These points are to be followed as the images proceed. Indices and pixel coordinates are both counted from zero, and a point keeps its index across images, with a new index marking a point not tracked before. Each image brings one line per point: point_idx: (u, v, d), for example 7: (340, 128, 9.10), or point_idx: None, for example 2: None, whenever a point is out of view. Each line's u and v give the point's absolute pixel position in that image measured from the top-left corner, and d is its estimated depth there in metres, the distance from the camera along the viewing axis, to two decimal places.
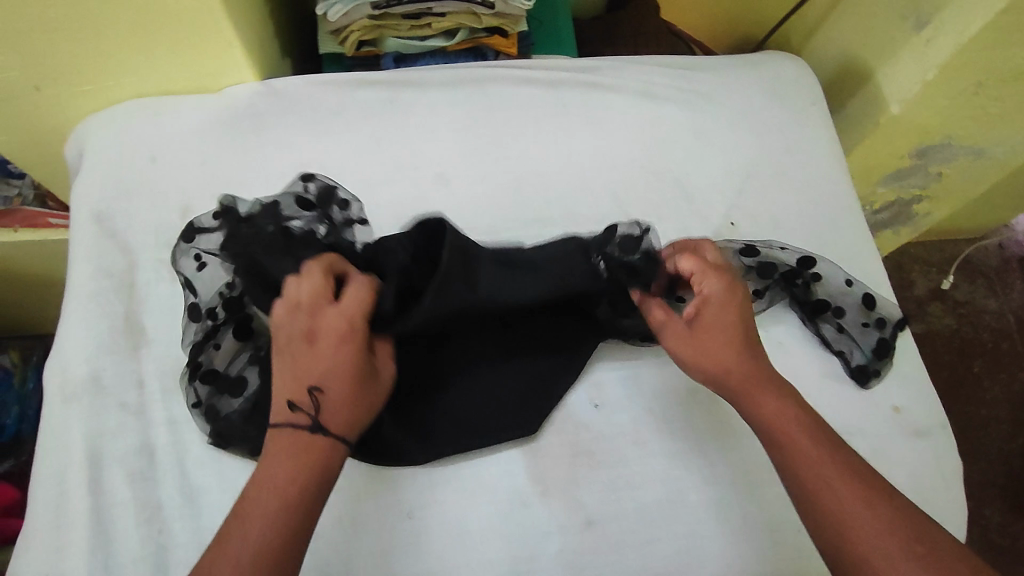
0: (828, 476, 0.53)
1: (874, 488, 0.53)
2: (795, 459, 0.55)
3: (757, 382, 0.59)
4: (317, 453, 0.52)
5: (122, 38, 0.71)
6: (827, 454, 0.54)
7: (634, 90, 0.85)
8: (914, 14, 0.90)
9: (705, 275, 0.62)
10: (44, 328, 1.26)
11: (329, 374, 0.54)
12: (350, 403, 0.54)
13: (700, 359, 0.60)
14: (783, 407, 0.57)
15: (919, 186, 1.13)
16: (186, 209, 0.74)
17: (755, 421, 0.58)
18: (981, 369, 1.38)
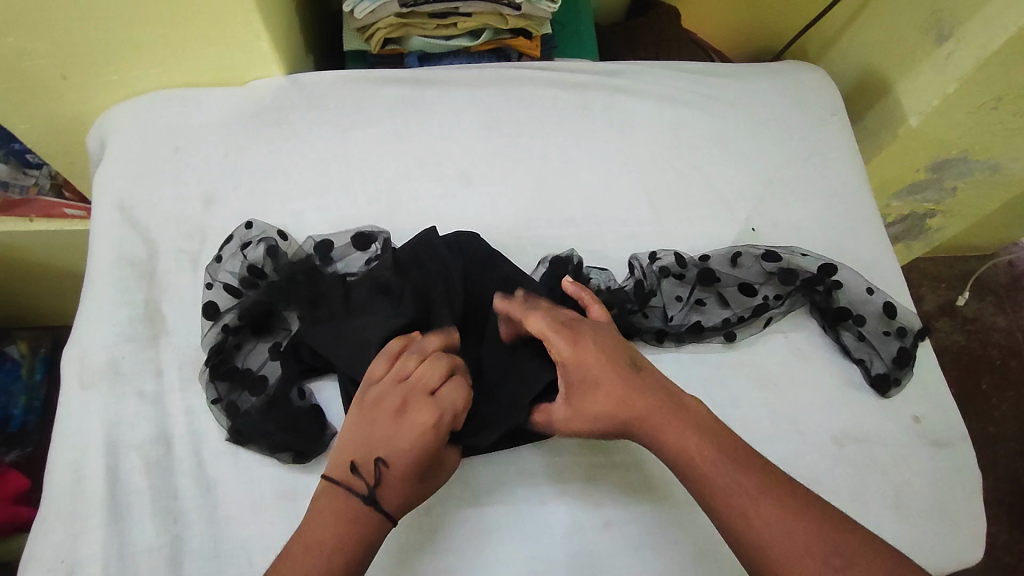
0: (738, 493, 0.52)
1: (787, 502, 0.52)
2: (707, 483, 0.53)
3: (660, 417, 0.56)
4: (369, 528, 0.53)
5: (152, 28, 0.71)
6: (739, 479, 0.53)
7: (656, 95, 0.86)
8: (935, 28, 0.90)
9: (552, 343, 0.58)
10: (49, 319, 1.25)
11: (400, 457, 0.53)
12: (414, 485, 0.54)
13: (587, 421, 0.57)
14: (687, 433, 0.55)
15: (934, 200, 1.13)
16: (209, 199, 0.74)
17: (663, 453, 0.56)
18: (989, 387, 1.37)
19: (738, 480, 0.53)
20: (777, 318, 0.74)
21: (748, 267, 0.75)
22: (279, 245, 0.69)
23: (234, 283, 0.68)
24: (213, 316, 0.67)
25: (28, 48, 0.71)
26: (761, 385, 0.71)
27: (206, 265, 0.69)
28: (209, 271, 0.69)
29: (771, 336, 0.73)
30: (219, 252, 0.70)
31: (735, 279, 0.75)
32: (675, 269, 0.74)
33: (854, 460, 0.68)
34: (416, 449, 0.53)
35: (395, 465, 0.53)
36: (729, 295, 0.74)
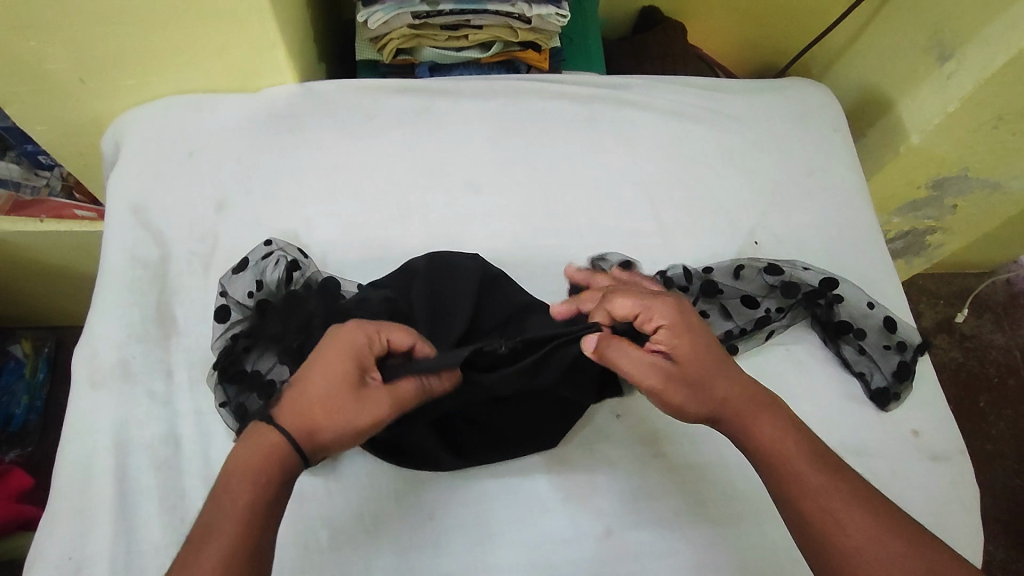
0: (831, 502, 0.51)
1: (880, 509, 0.51)
2: (797, 488, 0.52)
3: (751, 408, 0.57)
4: (273, 456, 0.50)
5: (170, 35, 0.73)
6: (824, 479, 0.52)
7: (663, 109, 0.87)
8: (937, 48, 0.92)
9: (652, 307, 0.58)
10: (41, 321, 1.24)
11: (304, 370, 0.53)
12: (316, 405, 0.52)
13: (691, 393, 0.57)
14: (778, 432, 0.55)
15: (934, 217, 1.14)
16: (221, 203, 0.75)
17: (752, 446, 0.56)
18: (987, 404, 1.38)
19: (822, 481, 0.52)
20: (778, 331, 0.75)
21: (751, 280, 0.76)
22: (300, 262, 0.71)
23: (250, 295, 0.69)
24: (225, 319, 0.68)
25: (49, 53, 0.72)
26: None
27: (224, 276, 0.71)
28: (224, 281, 0.70)
29: (772, 347, 0.75)
30: (239, 264, 0.71)
31: (739, 292, 0.76)
32: (680, 283, 0.75)
33: None
34: (318, 365, 0.53)
35: (297, 381, 0.53)
36: (733, 308, 0.75)
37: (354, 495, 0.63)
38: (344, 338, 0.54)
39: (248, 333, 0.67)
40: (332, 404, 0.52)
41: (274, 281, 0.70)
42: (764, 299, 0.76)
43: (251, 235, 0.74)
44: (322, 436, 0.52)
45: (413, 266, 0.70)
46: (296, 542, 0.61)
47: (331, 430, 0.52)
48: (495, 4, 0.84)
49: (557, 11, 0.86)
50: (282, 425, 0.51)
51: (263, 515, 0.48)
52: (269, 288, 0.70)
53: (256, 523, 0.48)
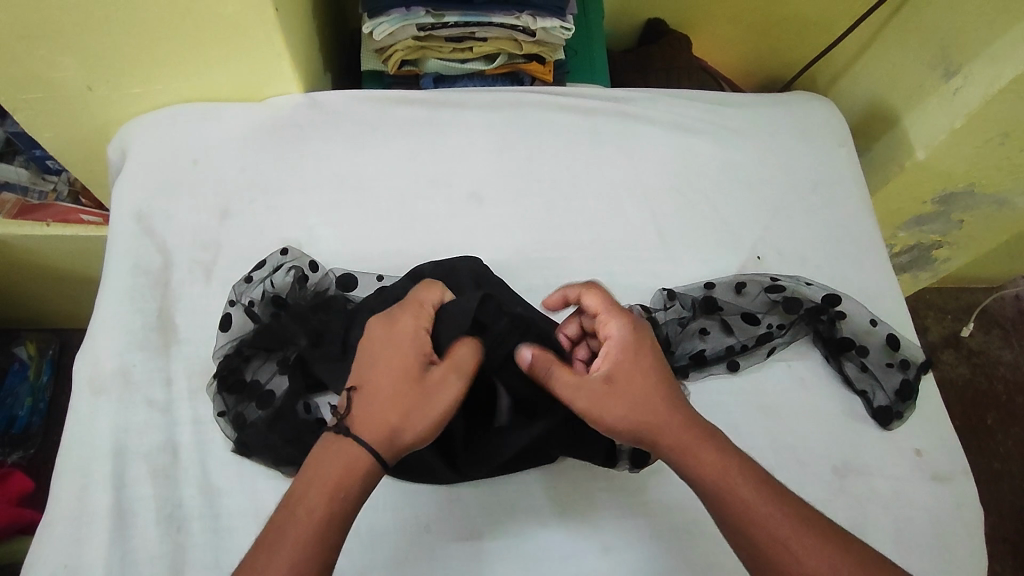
0: (780, 536, 0.50)
1: (827, 536, 0.50)
2: (744, 523, 0.51)
3: (694, 434, 0.54)
4: (357, 467, 0.50)
5: (177, 44, 0.74)
6: (773, 509, 0.51)
7: (666, 122, 0.87)
8: (943, 64, 0.92)
9: (608, 318, 0.59)
10: (41, 323, 1.24)
11: (368, 371, 0.53)
12: (388, 406, 0.51)
13: (631, 415, 0.55)
14: (717, 462, 0.53)
15: (940, 232, 1.14)
16: (224, 212, 0.76)
17: (693, 478, 0.53)
18: (993, 422, 1.36)
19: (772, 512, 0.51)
20: (779, 347, 0.74)
21: (752, 295, 0.76)
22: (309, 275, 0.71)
23: (253, 304, 0.69)
24: (226, 328, 0.68)
25: (57, 61, 0.73)
26: (762, 414, 0.71)
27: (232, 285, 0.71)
28: (236, 289, 0.70)
29: (775, 363, 0.74)
30: (250, 273, 0.71)
31: (738, 308, 0.75)
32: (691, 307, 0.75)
33: (855, 491, 0.69)
34: (379, 362, 0.54)
35: (364, 379, 0.53)
36: (735, 325, 0.75)
37: None
38: (399, 332, 0.55)
39: (251, 343, 0.68)
40: (408, 402, 0.52)
41: (277, 290, 0.70)
42: (767, 314, 0.75)
43: (253, 243, 0.75)
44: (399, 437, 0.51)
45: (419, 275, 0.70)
46: None
47: (411, 430, 0.52)
48: (500, 17, 0.85)
49: (562, 24, 0.86)
50: (356, 436, 0.50)
51: (335, 529, 0.48)
52: (274, 297, 0.69)
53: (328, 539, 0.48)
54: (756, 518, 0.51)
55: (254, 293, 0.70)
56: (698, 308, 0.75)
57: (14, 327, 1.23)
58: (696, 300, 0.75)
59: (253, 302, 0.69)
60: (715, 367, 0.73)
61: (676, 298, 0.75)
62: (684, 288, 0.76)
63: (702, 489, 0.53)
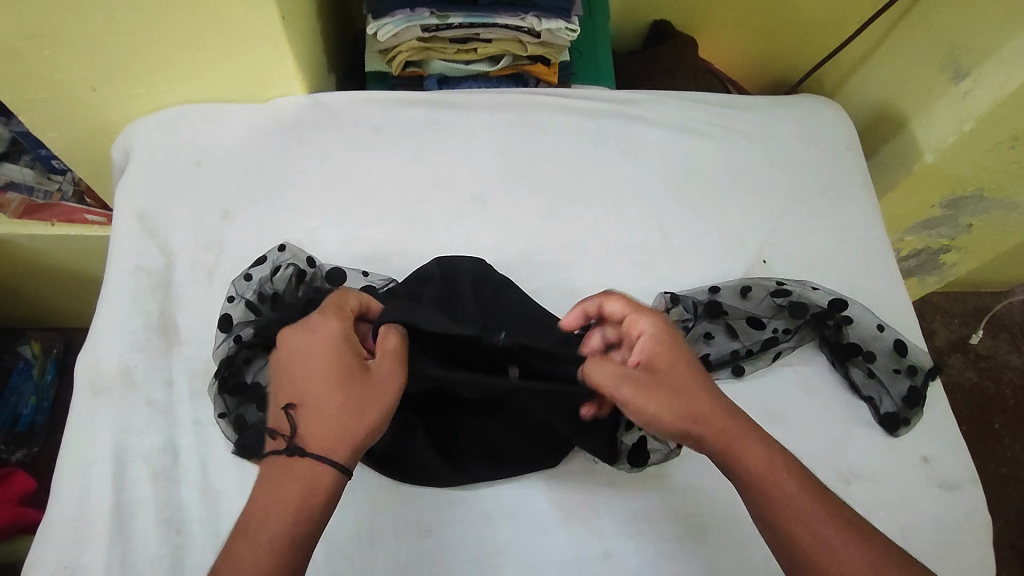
0: (825, 536, 0.49)
1: (875, 543, 0.49)
2: (788, 519, 0.50)
3: (737, 430, 0.54)
4: (312, 480, 0.48)
5: (180, 45, 0.73)
6: (819, 509, 0.50)
7: (671, 125, 0.87)
8: (952, 67, 0.91)
9: (637, 316, 0.59)
10: (45, 322, 1.24)
11: (303, 384, 0.52)
12: (330, 413, 0.50)
13: (673, 407, 0.54)
14: (765, 457, 0.52)
15: (948, 236, 1.12)
16: (226, 213, 0.76)
17: (738, 471, 0.53)
18: (1001, 427, 1.35)
19: (814, 513, 0.50)
20: (783, 352, 0.74)
21: (758, 299, 0.75)
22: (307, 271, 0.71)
23: (252, 301, 0.68)
24: (227, 328, 0.68)
25: (61, 61, 0.73)
26: (767, 419, 0.70)
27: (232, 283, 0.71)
28: (236, 287, 0.70)
29: (780, 368, 0.73)
30: (249, 270, 0.71)
31: (744, 312, 0.75)
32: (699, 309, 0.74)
33: (861, 498, 0.68)
34: (315, 373, 0.52)
35: (303, 392, 0.51)
36: (741, 330, 0.74)
37: (351, 510, 0.62)
38: (322, 339, 0.54)
39: (250, 340, 0.67)
40: (347, 403, 0.51)
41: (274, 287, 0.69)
42: (772, 318, 0.75)
43: (256, 244, 0.74)
44: (349, 438, 0.50)
45: (420, 273, 0.69)
46: None
47: (364, 431, 0.51)
48: (505, 18, 0.85)
49: (567, 26, 0.86)
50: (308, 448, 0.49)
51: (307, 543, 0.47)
52: (273, 294, 0.69)
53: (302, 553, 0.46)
54: (799, 517, 0.50)
55: (250, 292, 0.69)
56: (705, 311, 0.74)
57: (19, 326, 1.24)
58: (703, 303, 0.74)
59: (251, 301, 0.68)
60: (719, 372, 0.72)
61: (683, 301, 0.74)
62: (690, 291, 0.76)
63: (745, 483, 0.52)
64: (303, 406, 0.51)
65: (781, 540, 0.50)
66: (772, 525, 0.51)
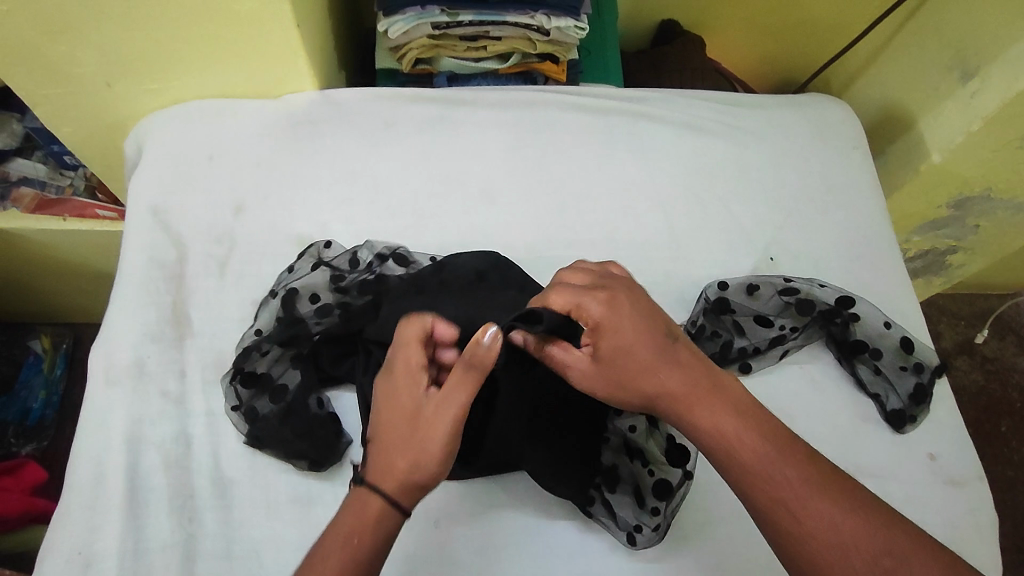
0: (786, 489, 0.50)
1: (840, 494, 0.50)
2: (751, 476, 0.51)
3: (693, 398, 0.54)
4: (369, 515, 0.50)
5: (193, 41, 0.74)
6: (778, 463, 0.51)
7: (679, 122, 0.87)
8: (960, 67, 0.91)
9: (584, 302, 0.56)
10: (56, 317, 1.25)
11: (377, 424, 0.54)
12: (394, 451, 0.52)
13: (623, 393, 0.56)
14: (724, 416, 0.53)
15: (955, 237, 1.13)
16: (238, 207, 0.76)
17: (697, 433, 0.54)
18: (1008, 429, 1.35)
19: (774, 474, 0.50)
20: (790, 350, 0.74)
21: (767, 297, 0.76)
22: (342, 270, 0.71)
23: (287, 299, 0.68)
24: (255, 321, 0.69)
25: (77, 57, 0.74)
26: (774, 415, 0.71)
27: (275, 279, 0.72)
28: (279, 281, 0.70)
29: (787, 365, 0.74)
30: (292, 264, 0.71)
31: (752, 310, 0.75)
32: (712, 307, 0.74)
33: None
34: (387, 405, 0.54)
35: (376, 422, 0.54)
36: (749, 328, 0.74)
37: None
38: (398, 378, 0.55)
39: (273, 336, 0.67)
40: (411, 444, 0.51)
41: (307, 285, 0.69)
42: (778, 316, 0.75)
43: (267, 238, 0.75)
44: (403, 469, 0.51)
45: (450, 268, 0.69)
46: (303, 547, 0.61)
47: (421, 470, 0.51)
48: (514, 16, 0.85)
49: (576, 24, 0.86)
50: (370, 486, 0.51)
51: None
52: (307, 293, 0.69)
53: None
54: (758, 474, 0.51)
55: (283, 288, 0.69)
56: (719, 310, 0.74)
57: (30, 322, 1.25)
58: (717, 301, 0.75)
59: (284, 297, 0.69)
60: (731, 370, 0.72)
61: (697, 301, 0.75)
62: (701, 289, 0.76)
63: (705, 443, 0.53)
64: (373, 443, 0.53)
65: (746, 497, 0.51)
66: (734, 485, 0.52)
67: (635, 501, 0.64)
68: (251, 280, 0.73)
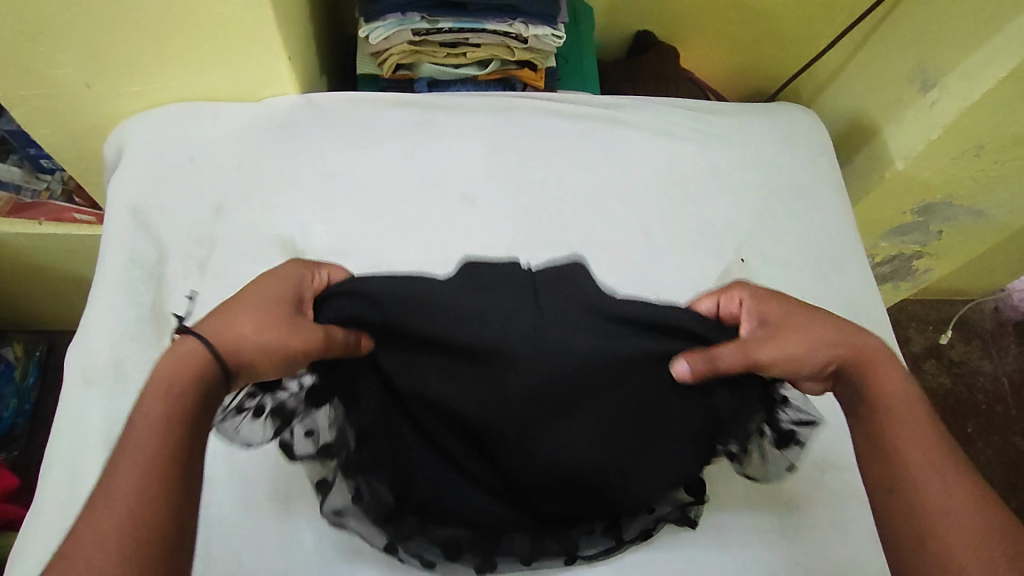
0: (935, 471, 0.51)
1: (984, 503, 0.50)
2: (899, 444, 0.53)
3: (874, 360, 0.58)
4: (191, 361, 0.49)
5: (171, 42, 0.75)
6: (930, 444, 0.53)
7: (653, 128, 0.90)
8: (920, 77, 0.95)
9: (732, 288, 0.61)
10: (30, 324, 1.24)
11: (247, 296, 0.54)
12: (246, 322, 0.52)
13: (803, 357, 0.56)
14: (898, 388, 0.56)
15: (919, 242, 1.17)
16: (220, 208, 0.77)
17: (864, 389, 0.57)
18: (974, 431, 1.39)
19: (929, 441, 0.53)
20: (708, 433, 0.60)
21: None
22: None
23: None
24: None
25: (57, 58, 0.74)
26: None
27: None
28: None
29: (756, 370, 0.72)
30: None
31: None
32: None
33: (836, 487, 0.69)
34: (259, 290, 0.54)
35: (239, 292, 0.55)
36: None
37: None
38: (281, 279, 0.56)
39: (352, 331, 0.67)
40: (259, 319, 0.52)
41: None
42: None
43: (248, 239, 0.76)
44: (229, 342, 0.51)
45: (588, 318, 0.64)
46: (281, 545, 0.61)
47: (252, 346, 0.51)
48: (493, 23, 0.87)
49: (553, 32, 0.89)
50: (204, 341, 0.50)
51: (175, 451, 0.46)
52: None
53: (181, 436, 0.47)
54: (906, 443, 0.53)
55: None
56: None
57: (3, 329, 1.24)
58: None
59: None
60: None
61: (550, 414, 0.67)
62: None
63: (868, 403, 0.56)
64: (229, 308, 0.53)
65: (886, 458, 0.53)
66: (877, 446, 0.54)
67: (453, 537, 0.61)
68: (231, 281, 0.73)
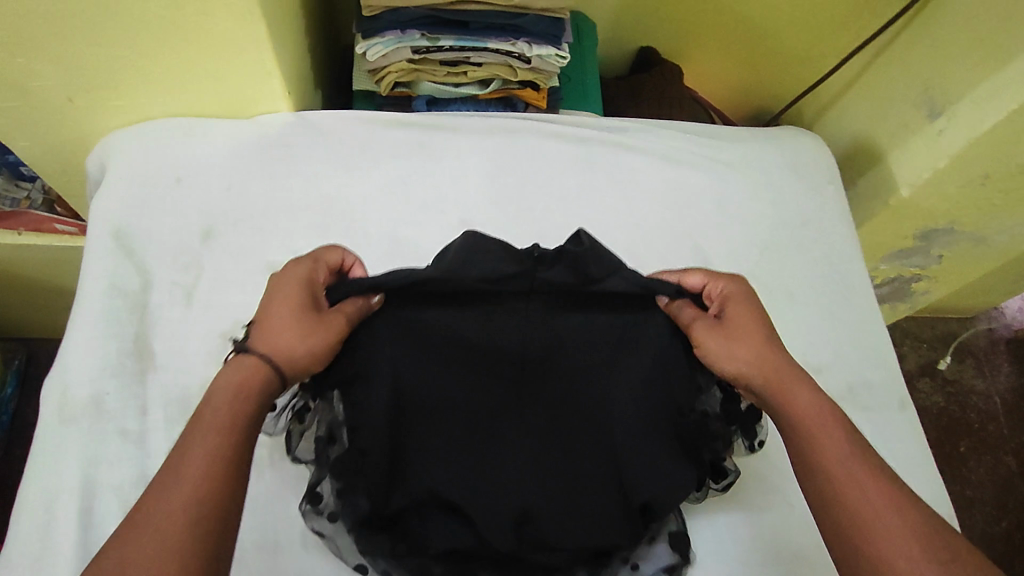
0: (880, 523, 0.48)
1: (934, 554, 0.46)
2: (838, 494, 0.50)
3: (795, 387, 0.56)
4: (253, 377, 0.51)
5: (158, 58, 0.71)
6: (865, 484, 0.50)
7: (658, 154, 0.87)
8: (926, 104, 0.94)
9: (718, 278, 0.63)
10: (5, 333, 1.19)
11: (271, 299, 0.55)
12: (282, 329, 0.53)
13: (741, 354, 0.58)
14: (827, 423, 0.53)
15: (920, 266, 1.15)
16: (208, 232, 0.74)
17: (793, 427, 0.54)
18: (967, 450, 1.39)
19: (870, 484, 0.50)
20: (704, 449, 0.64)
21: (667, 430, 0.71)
22: None
23: None
24: None
25: (37, 71, 0.70)
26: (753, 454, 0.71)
27: None
28: None
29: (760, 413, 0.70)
30: None
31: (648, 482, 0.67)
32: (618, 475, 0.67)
33: None
34: (280, 296, 0.55)
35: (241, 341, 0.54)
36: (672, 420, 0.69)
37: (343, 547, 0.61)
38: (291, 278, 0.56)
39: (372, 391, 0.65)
40: (291, 325, 0.53)
41: None
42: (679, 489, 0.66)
43: (238, 264, 0.73)
44: (290, 361, 0.53)
45: None
46: None
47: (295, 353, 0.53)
48: (495, 43, 0.85)
49: (557, 52, 0.87)
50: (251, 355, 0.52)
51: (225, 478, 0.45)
52: None
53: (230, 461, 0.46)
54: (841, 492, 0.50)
55: None
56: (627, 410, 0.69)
57: None
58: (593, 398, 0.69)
59: None
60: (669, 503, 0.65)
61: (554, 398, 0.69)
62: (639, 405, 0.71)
63: (799, 444, 0.53)
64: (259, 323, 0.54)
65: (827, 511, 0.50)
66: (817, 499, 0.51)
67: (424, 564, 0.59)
68: (218, 310, 0.70)
